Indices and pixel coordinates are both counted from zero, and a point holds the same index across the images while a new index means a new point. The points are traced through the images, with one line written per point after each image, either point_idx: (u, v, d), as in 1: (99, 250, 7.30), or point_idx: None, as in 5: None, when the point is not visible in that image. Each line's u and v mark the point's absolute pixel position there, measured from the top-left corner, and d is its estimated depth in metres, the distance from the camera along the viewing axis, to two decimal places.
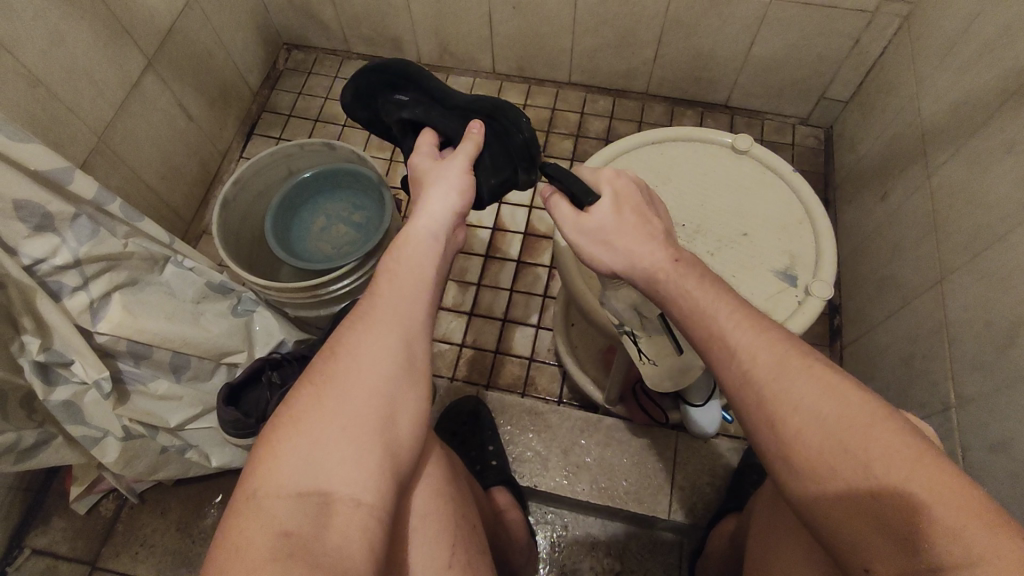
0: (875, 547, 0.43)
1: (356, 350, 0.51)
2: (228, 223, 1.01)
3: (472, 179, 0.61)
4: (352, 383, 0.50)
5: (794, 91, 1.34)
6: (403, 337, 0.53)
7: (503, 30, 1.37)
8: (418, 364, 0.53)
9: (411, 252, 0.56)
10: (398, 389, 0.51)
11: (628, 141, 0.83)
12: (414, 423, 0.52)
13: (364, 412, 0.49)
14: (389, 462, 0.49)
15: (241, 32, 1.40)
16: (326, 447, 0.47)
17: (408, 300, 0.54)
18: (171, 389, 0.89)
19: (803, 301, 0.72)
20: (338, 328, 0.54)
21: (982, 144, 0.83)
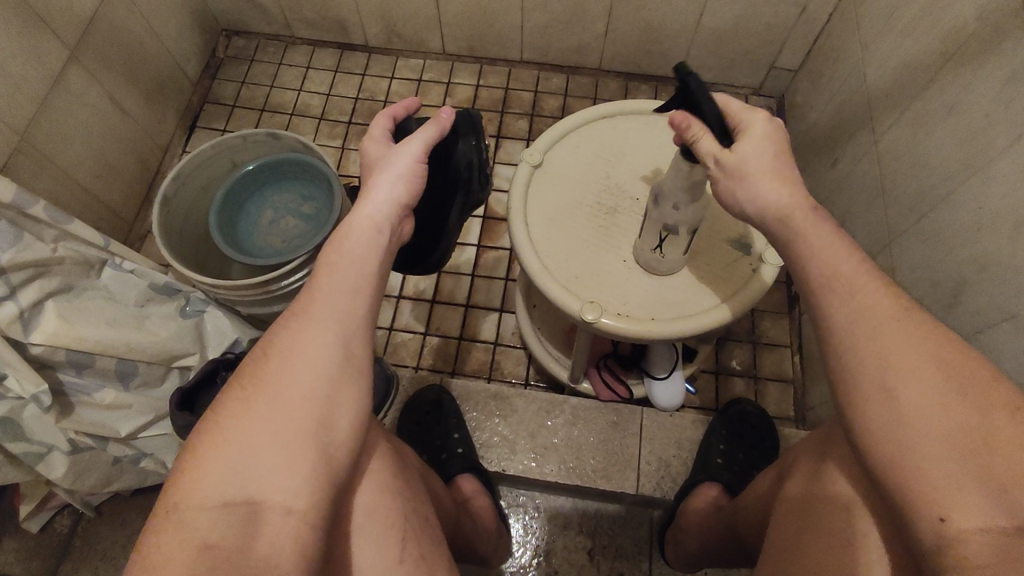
0: (964, 497, 0.42)
1: (289, 351, 0.49)
2: (170, 221, 0.96)
3: (421, 168, 0.61)
4: (284, 385, 0.48)
5: (745, 61, 1.34)
6: (340, 335, 0.51)
7: (450, 8, 1.33)
8: (358, 363, 0.51)
9: (349, 246, 0.55)
10: (335, 390, 0.49)
11: (578, 117, 0.83)
12: (354, 425, 0.50)
13: (297, 416, 0.47)
14: (325, 466, 0.47)
15: (174, 18, 1.33)
16: (255, 454, 0.46)
17: (346, 295, 0.52)
18: (119, 397, 0.85)
19: (756, 269, 0.72)
20: (273, 327, 0.52)
21: (924, 106, 0.84)
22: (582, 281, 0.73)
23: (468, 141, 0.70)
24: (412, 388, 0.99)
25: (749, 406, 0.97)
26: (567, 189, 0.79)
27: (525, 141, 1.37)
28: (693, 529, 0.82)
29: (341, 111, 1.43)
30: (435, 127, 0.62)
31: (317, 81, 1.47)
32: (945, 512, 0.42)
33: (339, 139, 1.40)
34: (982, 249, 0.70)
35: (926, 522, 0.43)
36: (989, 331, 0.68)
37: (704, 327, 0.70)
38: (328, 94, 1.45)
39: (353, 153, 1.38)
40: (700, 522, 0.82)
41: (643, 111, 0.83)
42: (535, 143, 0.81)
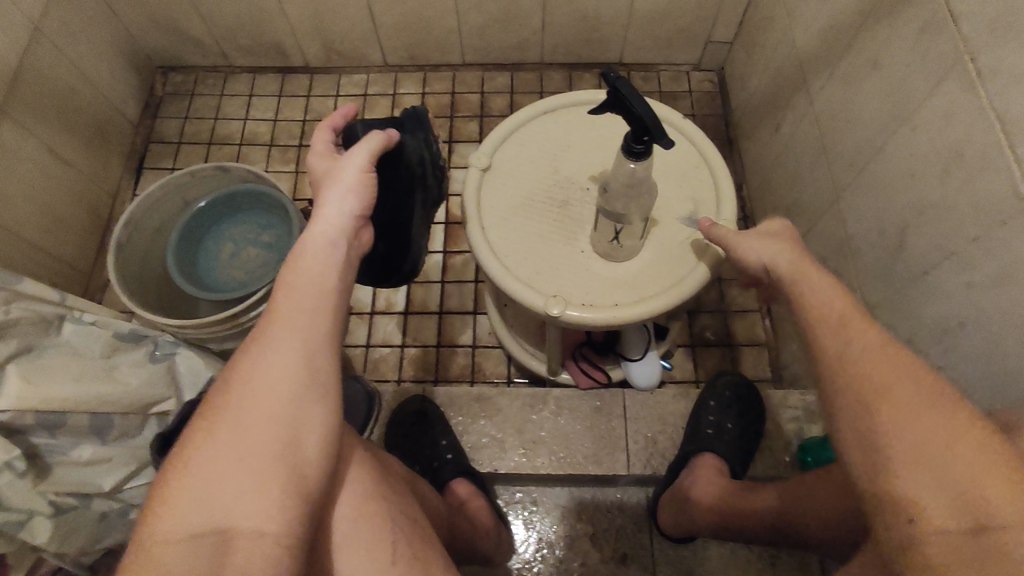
0: (927, 501, 0.44)
1: (251, 376, 0.50)
2: (127, 268, 0.95)
3: (369, 175, 0.61)
4: (249, 411, 0.48)
5: (681, 38, 1.37)
6: (302, 354, 0.51)
7: (386, 20, 1.33)
8: (322, 380, 0.51)
9: (303, 264, 0.55)
10: (300, 409, 0.49)
11: (520, 114, 0.84)
12: (324, 441, 0.50)
13: (262, 439, 0.48)
14: (295, 486, 0.48)
15: (106, 62, 1.31)
16: (222, 482, 0.46)
17: (304, 314, 0.52)
18: (97, 452, 0.84)
19: (708, 241, 0.74)
20: (234, 354, 0.52)
21: (851, 64, 0.87)
22: (542, 275, 0.74)
23: (415, 135, 0.69)
24: (395, 401, 0.99)
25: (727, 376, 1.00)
26: (519, 185, 0.80)
27: (478, 143, 1.38)
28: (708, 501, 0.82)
29: (290, 134, 1.42)
30: (379, 136, 0.63)
31: (261, 108, 1.45)
32: (912, 514, 0.44)
33: (291, 164, 1.39)
34: (919, 194, 0.72)
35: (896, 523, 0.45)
36: (934, 272, 0.70)
37: (668, 303, 0.71)
38: (275, 119, 1.44)
39: (307, 175, 1.37)
40: (717, 496, 0.82)
41: (582, 102, 0.85)
42: (482, 143, 0.82)
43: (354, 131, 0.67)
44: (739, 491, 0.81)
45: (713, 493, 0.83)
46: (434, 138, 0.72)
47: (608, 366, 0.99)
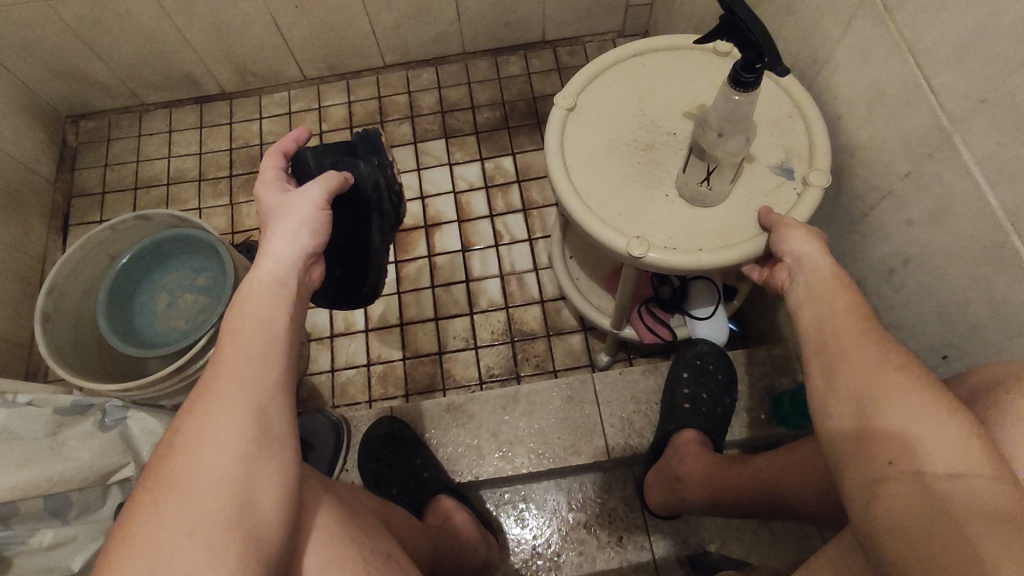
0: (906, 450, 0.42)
1: (193, 439, 0.44)
2: (58, 337, 0.90)
3: (323, 216, 0.58)
4: (193, 480, 0.43)
5: (601, 7, 1.34)
6: (253, 408, 0.46)
7: (296, 33, 1.28)
8: (276, 434, 0.47)
9: (249, 308, 0.50)
10: (254, 467, 0.45)
11: (606, 59, 0.82)
12: (281, 503, 0.45)
13: (213, 510, 0.42)
14: (253, 556, 0.43)
15: (6, 121, 1.23)
16: (169, 559, 0.40)
17: (251, 361, 0.48)
18: (60, 534, 0.78)
19: (802, 193, 0.70)
20: (173, 418, 0.47)
21: (767, 11, 0.85)
22: (624, 216, 0.73)
23: (369, 162, 0.67)
24: (366, 425, 0.96)
25: (704, 345, 0.94)
26: (602, 130, 0.78)
27: (413, 145, 1.35)
28: (696, 481, 0.81)
29: (218, 166, 1.37)
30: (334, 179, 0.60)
31: (183, 143, 1.39)
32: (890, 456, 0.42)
33: (224, 196, 1.34)
34: (848, 137, 0.72)
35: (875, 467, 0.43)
36: (873, 213, 0.70)
37: (755, 252, 0.68)
38: (200, 152, 1.38)
39: (244, 206, 1.33)
40: (701, 474, 0.82)
41: (668, 46, 0.82)
42: (567, 87, 0.80)
43: (303, 160, 0.66)
44: (729, 464, 0.80)
45: (699, 471, 0.82)
46: (389, 161, 0.69)
47: (674, 324, 0.96)
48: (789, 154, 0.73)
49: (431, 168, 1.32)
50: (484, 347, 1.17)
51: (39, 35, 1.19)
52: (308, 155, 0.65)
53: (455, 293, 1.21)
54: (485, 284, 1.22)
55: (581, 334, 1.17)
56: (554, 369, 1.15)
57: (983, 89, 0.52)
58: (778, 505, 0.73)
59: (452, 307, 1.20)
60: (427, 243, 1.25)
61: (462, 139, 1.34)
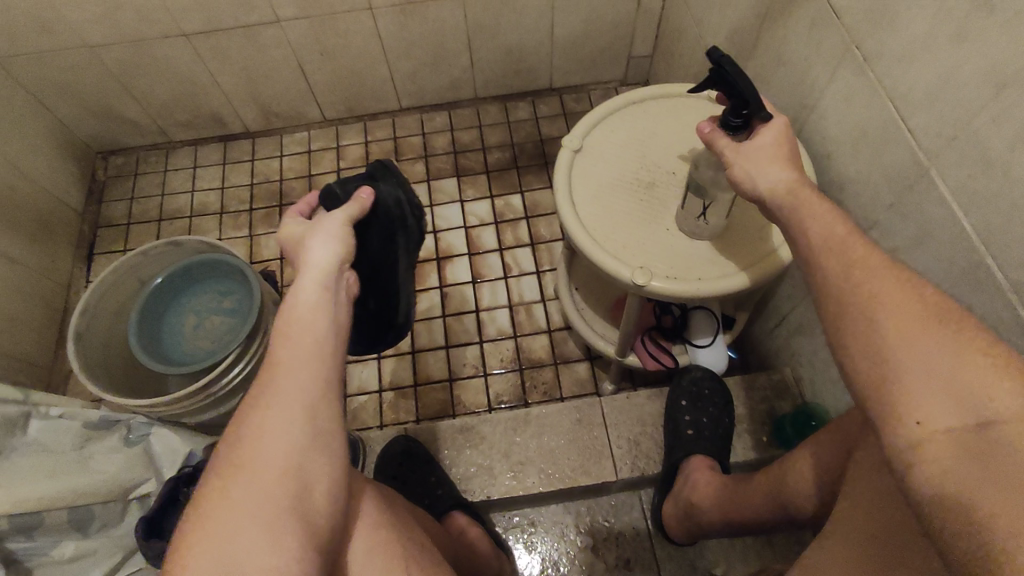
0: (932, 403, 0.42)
1: (256, 431, 0.52)
2: (88, 355, 0.94)
3: (348, 231, 0.65)
4: (257, 467, 0.51)
5: (605, 58, 1.44)
6: (305, 406, 0.54)
7: (320, 77, 1.37)
8: (324, 429, 0.55)
9: (295, 321, 0.58)
10: (306, 457, 0.53)
11: (611, 103, 0.89)
12: (330, 491, 0.54)
13: (272, 492, 0.50)
14: (309, 535, 0.51)
15: (43, 154, 1.30)
16: (235, 536, 0.48)
17: (303, 364, 0.56)
18: (80, 548, 0.81)
19: None
20: (237, 413, 0.55)
21: (760, 63, 0.94)
22: (630, 248, 0.78)
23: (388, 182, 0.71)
24: (380, 446, 0.99)
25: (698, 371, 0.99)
26: (608, 168, 0.85)
27: (426, 182, 1.42)
28: (710, 504, 0.84)
29: (240, 200, 1.43)
30: (356, 205, 0.67)
31: (207, 178, 1.46)
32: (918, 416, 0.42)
33: (245, 229, 1.40)
34: (835, 174, 0.79)
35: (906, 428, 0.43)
36: None
37: (751, 280, 0.75)
38: (222, 187, 1.45)
39: (264, 238, 1.39)
40: (710, 498, 0.85)
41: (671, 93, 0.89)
42: (576, 128, 0.87)
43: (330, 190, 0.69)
44: (739, 484, 0.82)
45: (712, 492, 0.85)
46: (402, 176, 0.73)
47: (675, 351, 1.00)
48: None
49: (443, 204, 1.39)
50: (493, 374, 1.21)
51: (80, 77, 1.27)
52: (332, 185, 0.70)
53: (465, 322, 1.26)
54: (495, 313, 1.27)
55: (587, 363, 1.21)
56: (561, 396, 1.18)
57: (953, 128, 0.59)
58: (787, 512, 0.76)
59: (462, 335, 1.25)
60: (439, 274, 1.31)
61: (473, 178, 1.42)
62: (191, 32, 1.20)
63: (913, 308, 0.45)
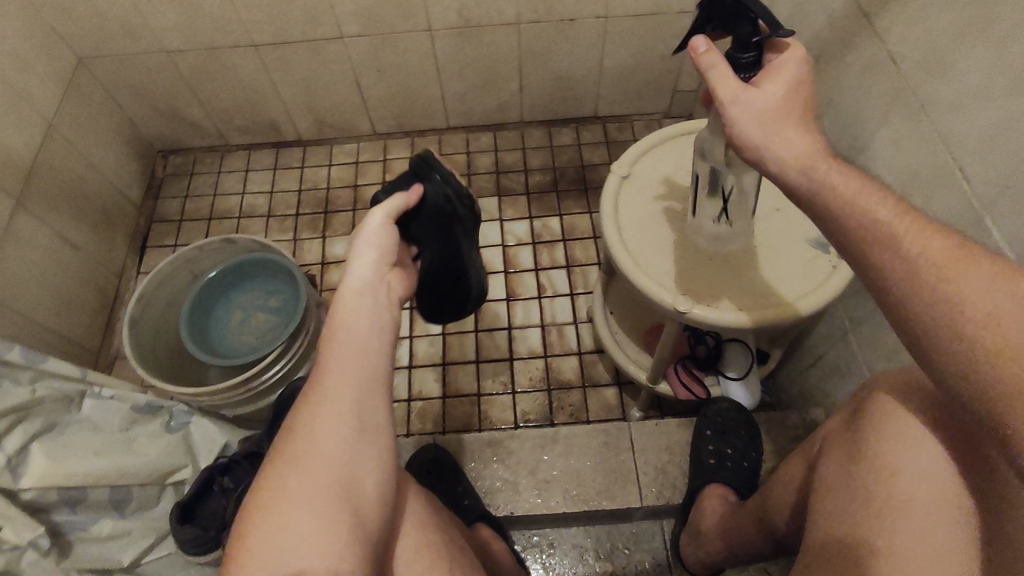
0: None
1: (310, 428, 0.55)
2: (141, 341, 0.98)
3: (390, 229, 0.63)
4: (312, 464, 0.54)
5: (650, 90, 1.47)
6: (354, 405, 0.56)
7: (374, 92, 1.42)
8: (373, 427, 0.57)
9: (341, 324, 0.58)
10: (356, 456, 0.55)
11: (661, 134, 0.91)
12: (377, 483, 0.57)
13: (327, 488, 0.54)
14: (357, 526, 0.54)
15: (110, 149, 1.38)
16: (295, 528, 0.53)
17: (352, 364, 0.57)
18: (117, 527, 0.84)
19: (837, 266, 0.77)
20: (294, 405, 0.58)
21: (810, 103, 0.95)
22: (672, 275, 0.80)
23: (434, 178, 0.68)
24: (409, 453, 1.01)
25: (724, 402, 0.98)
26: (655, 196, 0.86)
27: None
28: (713, 531, 0.85)
29: (287, 205, 1.48)
30: (401, 198, 0.65)
31: (258, 182, 1.52)
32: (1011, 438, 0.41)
33: (290, 232, 1.44)
34: None
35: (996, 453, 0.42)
36: None
37: (795, 314, 0.74)
38: (272, 191, 1.50)
39: (308, 243, 1.43)
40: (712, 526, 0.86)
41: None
42: (625, 156, 0.89)
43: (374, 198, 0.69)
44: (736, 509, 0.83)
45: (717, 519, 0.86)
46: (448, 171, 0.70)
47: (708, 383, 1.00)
48: None
49: (483, 221, 1.42)
50: (521, 392, 1.22)
51: (152, 79, 1.34)
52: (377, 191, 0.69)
53: (497, 338, 1.28)
54: (526, 332, 1.28)
55: (615, 388, 1.21)
56: (587, 420, 1.18)
57: (1008, 176, 0.60)
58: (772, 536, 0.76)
59: (494, 351, 1.26)
60: None
61: (514, 198, 1.45)
62: (260, 44, 1.27)
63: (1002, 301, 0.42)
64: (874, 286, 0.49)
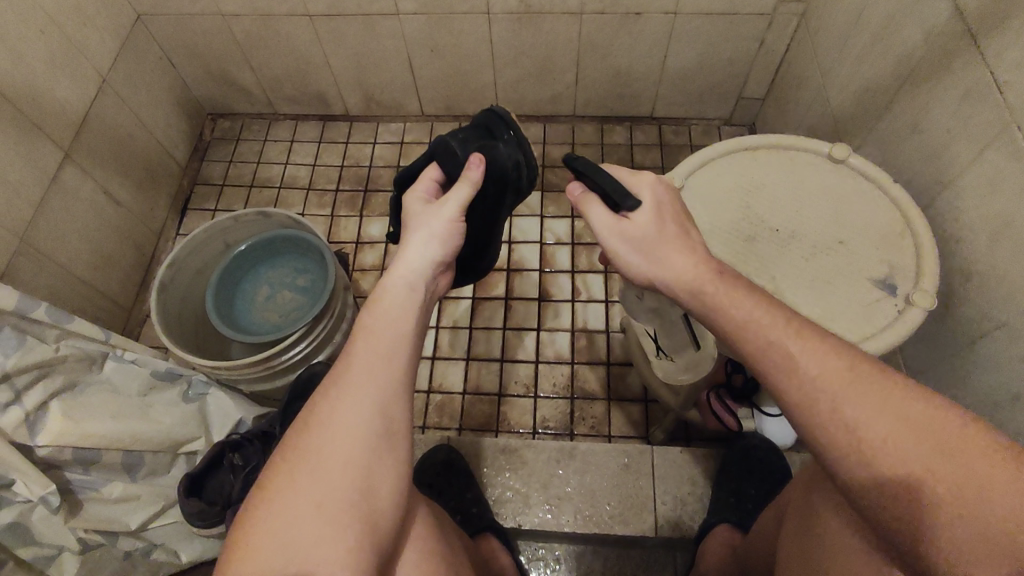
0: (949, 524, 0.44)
1: (330, 423, 0.53)
2: (168, 306, 0.98)
3: (456, 224, 0.62)
4: (327, 461, 0.51)
5: (713, 94, 1.39)
6: (379, 405, 0.53)
7: (426, 73, 1.38)
8: (396, 431, 0.54)
9: (381, 318, 0.57)
10: (375, 460, 0.53)
11: (721, 146, 0.84)
12: (393, 494, 0.54)
13: (341, 490, 0.51)
14: (368, 536, 0.51)
15: (161, 108, 1.38)
16: (301, 528, 0.49)
17: (382, 360, 0.55)
18: (127, 490, 0.84)
19: (902, 311, 0.70)
20: (312, 396, 0.55)
21: (889, 127, 0.88)
22: None
23: (508, 143, 0.67)
24: (422, 450, 0.99)
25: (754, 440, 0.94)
26: (706, 214, 0.81)
27: None
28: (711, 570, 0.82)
29: (328, 180, 1.47)
30: (468, 188, 0.62)
31: (301, 154, 1.51)
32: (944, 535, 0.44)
33: (328, 208, 1.43)
34: (964, 261, 0.73)
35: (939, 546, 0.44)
36: (983, 340, 0.70)
37: None
38: (314, 165, 1.49)
39: (344, 220, 1.41)
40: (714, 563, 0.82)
41: (792, 144, 0.83)
42: (678, 167, 0.83)
43: (448, 146, 0.66)
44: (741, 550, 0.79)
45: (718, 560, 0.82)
46: (523, 134, 0.68)
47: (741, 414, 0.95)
48: (897, 268, 0.72)
49: (523, 216, 1.37)
50: (543, 397, 1.18)
51: (207, 42, 1.34)
52: (453, 141, 0.66)
53: (524, 339, 1.24)
54: (555, 336, 1.24)
55: (641, 404, 1.16)
56: (609, 435, 1.14)
57: None
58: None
59: (519, 351, 1.23)
60: (507, 285, 1.29)
61: (557, 195, 1.40)
62: (316, 14, 1.24)
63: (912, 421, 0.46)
64: (828, 379, 0.49)
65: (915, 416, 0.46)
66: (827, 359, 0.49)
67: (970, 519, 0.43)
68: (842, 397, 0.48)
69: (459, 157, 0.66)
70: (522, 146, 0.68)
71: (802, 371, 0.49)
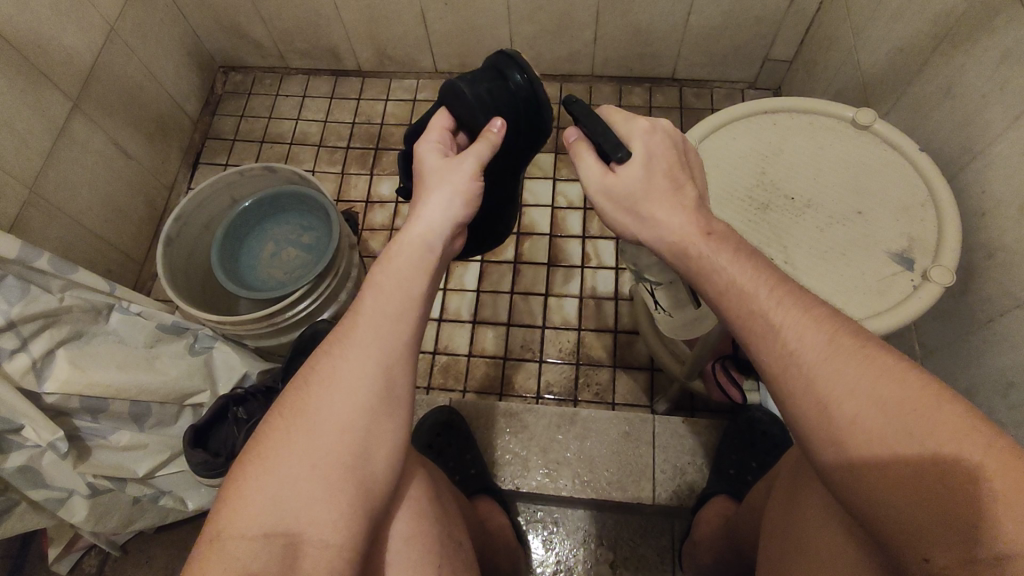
0: (930, 507, 0.40)
1: (330, 382, 0.52)
2: (174, 259, 0.98)
3: (477, 187, 0.59)
4: (324, 421, 0.51)
5: (739, 55, 1.32)
6: (382, 367, 0.53)
7: (439, 27, 1.33)
8: (397, 394, 0.53)
9: (385, 273, 0.56)
10: (373, 423, 0.52)
11: (741, 107, 0.80)
12: (390, 457, 0.53)
13: (336, 451, 0.50)
14: (363, 497, 0.51)
15: (170, 59, 1.36)
16: (294, 487, 0.49)
17: (386, 320, 0.54)
18: (135, 438, 0.86)
19: (918, 287, 0.67)
20: (314, 353, 0.54)
21: (922, 91, 0.83)
22: None
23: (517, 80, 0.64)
24: (423, 410, 1.00)
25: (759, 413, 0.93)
26: (723, 178, 0.77)
27: None
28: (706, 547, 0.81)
29: (339, 136, 1.45)
30: (486, 146, 0.60)
31: (313, 109, 1.48)
32: (938, 513, 0.40)
33: (339, 165, 1.41)
34: (988, 235, 0.69)
35: (927, 531, 0.40)
36: (1001, 319, 0.67)
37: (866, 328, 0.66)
38: (325, 121, 1.47)
39: (354, 178, 1.40)
40: (710, 541, 0.80)
41: (811, 109, 0.79)
42: (695, 128, 0.80)
43: (456, 89, 0.63)
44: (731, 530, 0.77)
45: (710, 536, 0.81)
46: (534, 73, 0.64)
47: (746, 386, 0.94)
48: (916, 242, 0.69)
49: (536, 179, 1.34)
50: (549, 362, 1.18)
51: None
52: (458, 84, 0.63)
53: (532, 304, 1.23)
54: (563, 301, 1.22)
55: (648, 373, 1.15)
56: (613, 402, 1.13)
57: None
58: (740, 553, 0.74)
59: (526, 316, 1.22)
60: (516, 249, 1.27)
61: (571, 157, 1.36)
62: None
63: (911, 392, 0.43)
64: (824, 353, 0.46)
65: (891, 395, 0.43)
66: (809, 331, 0.48)
67: (969, 494, 0.39)
68: (830, 374, 0.45)
69: (476, 107, 0.62)
70: (536, 92, 0.64)
71: (795, 333, 0.48)
